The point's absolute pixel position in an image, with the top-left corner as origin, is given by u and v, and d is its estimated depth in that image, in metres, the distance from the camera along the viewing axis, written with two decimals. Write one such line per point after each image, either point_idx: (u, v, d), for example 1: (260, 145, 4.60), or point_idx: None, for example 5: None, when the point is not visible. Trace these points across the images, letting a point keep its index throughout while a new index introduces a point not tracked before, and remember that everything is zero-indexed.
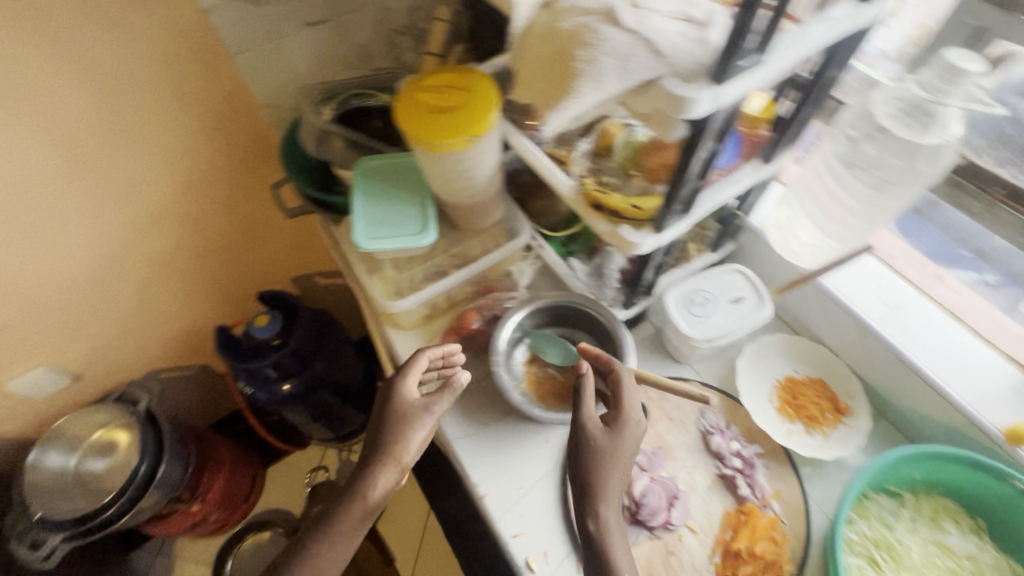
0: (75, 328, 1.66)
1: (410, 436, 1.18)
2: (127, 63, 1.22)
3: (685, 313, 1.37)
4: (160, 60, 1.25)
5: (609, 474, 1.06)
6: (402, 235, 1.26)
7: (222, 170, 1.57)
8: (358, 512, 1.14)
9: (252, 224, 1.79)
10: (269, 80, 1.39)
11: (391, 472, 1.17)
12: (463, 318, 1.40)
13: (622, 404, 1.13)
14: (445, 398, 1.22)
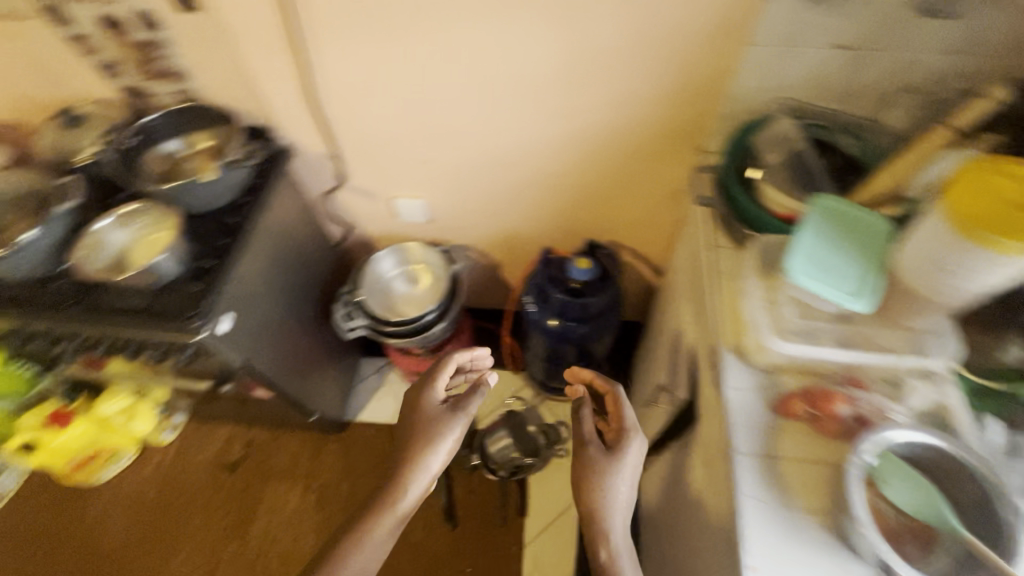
0: (334, 205, 1.64)
1: (428, 462, 1.11)
2: (513, 18, 1.07)
3: None
4: (572, 27, 1.07)
5: (614, 512, 1.02)
6: (835, 289, 0.83)
7: (555, 165, 1.40)
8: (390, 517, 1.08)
9: (577, 218, 1.56)
10: (715, 70, 1.11)
11: (414, 488, 1.11)
12: (825, 396, 0.88)
13: (620, 441, 1.08)
14: (444, 440, 1.13)
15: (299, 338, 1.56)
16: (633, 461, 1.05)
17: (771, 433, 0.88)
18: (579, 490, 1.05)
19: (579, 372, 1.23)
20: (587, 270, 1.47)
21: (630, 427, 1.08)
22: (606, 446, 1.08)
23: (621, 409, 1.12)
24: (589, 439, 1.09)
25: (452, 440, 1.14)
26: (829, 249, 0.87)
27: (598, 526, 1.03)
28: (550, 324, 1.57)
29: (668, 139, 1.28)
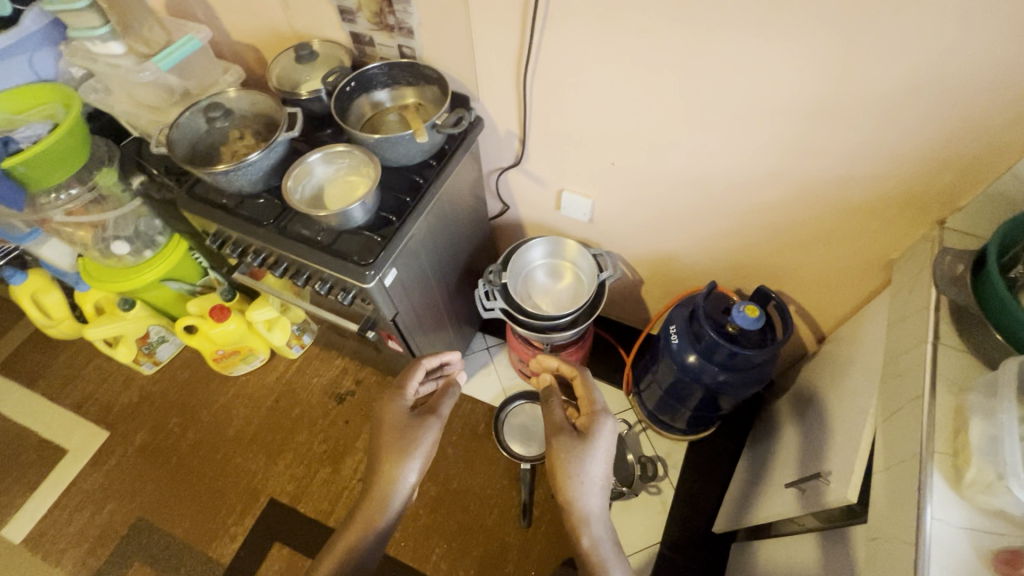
0: (501, 181, 1.65)
1: (413, 440, 1.16)
2: (771, 40, 0.96)
3: None
4: (839, 61, 0.94)
5: (586, 509, 1.06)
6: None
7: (752, 200, 1.27)
8: (383, 494, 1.12)
9: (753, 258, 1.43)
10: (1007, 140, 0.93)
11: (408, 465, 1.14)
12: None
13: (592, 424, 1.16)
14: (426, 426, 1.19)
15: (437, 302, 1.60)
16: (592, 453, 1.11)
17: None
18: (559, 492, 1.08)
19: (546, 361, 1.40)
20: (752, 319, 1.34)
21: (600, 409, 1.18)
22: (578, 434, 1.15)
23: (596, 423, 1.16)
24: (563, 427, 1.16)
25: (436, 424, 1.21)
26: None
27: (576, 513, 1.06)
28: (687, 359, 1.45)
29: (901, 203, 1.11)
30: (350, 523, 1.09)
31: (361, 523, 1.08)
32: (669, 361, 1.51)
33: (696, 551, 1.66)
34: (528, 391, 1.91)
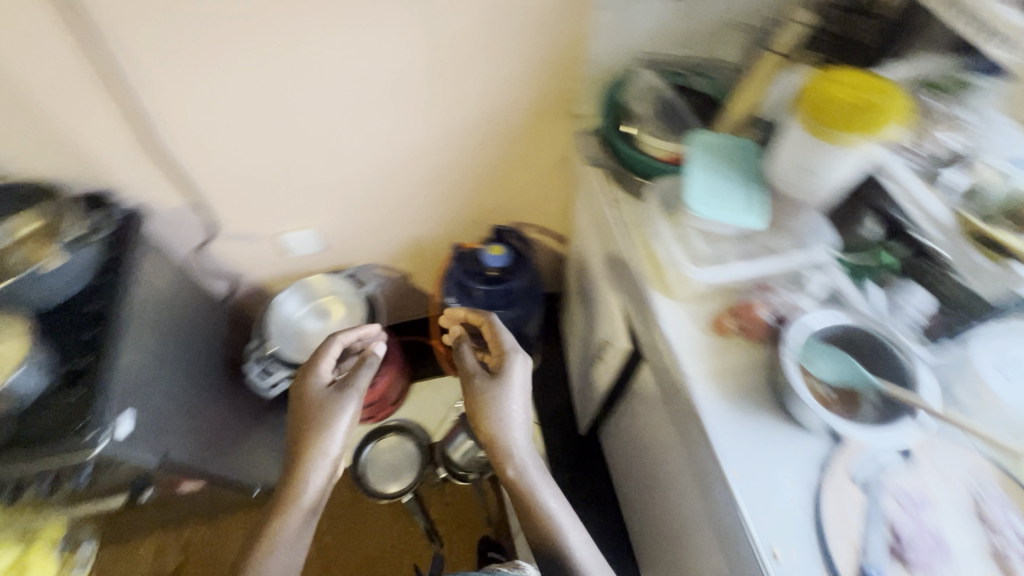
0: (211, 256, 1.48)
1: (325, 446, 1.05)
2: (345, 24, 1.03)
3: (999, 385, 0.82)
4: (413, 24, 1.05)
5: (514, 425, 1.08)
6: (731, 207, 0.92)
7: (438, 163, 1.38)
8: (295, 510, 1.02)
9: (476, 206, 1.56)
10: (569, 39, 1.14)
11: (319, 470, 1.05)
12: (747, 307, 0.96)
13: (504, 362, 1.16)
14: (341, 414, 1.08)
15: (217, 412, 1.41)
16: (510, 386, 1.11)
17: (710, 353, 0.96)
18: (479, 417, 1.09)
19: (453, 313, 1.34)
20: (503, 257, 1.47)
21: (510, 348, 1.18)
22: (489, 374, 1.15)
23: (512, 359, 1.15)
24: (476, 370, 1.15)
25: (349, 421, 1.09)
26: (720, 180, 0.95)
27: (505, 449, 1.06)
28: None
29: (541, 112, 1.31)
30: (269, 539, 1.00)
31: (280, 538, 1.00)
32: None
33: (580, 458, 1.84)
34: (373, 430, 1.82)
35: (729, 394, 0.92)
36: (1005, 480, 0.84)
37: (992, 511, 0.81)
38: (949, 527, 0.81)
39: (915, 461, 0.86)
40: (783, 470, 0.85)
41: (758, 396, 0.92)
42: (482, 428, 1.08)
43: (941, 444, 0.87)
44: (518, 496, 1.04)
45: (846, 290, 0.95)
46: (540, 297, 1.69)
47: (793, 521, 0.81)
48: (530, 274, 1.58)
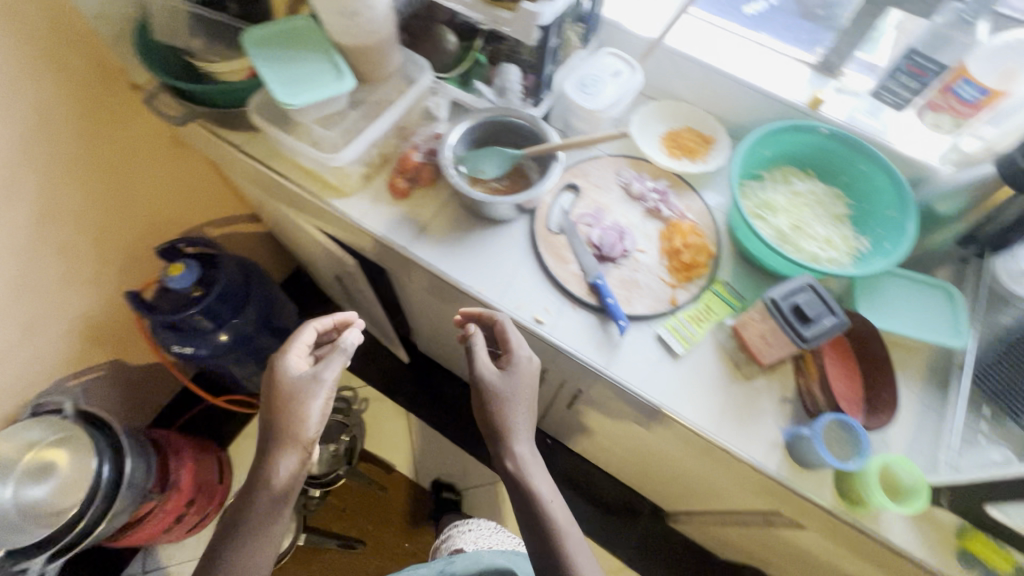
0: None
1: (299, 432, 0.81)
2: None
3: (585, 100, 1.03)
4: None
5: (514, 429, 0.82)
6: (319, 83, 0.89)
7: (26, 234, 1.03)
8: (266, 499, 0.79)
9: (121, 245, 1.27)
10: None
11: (276, 476, 0.80)
12: (405, 160, 1.01)
13: (503, 330, 0.89)
14: (312, 398, 0.83)
15: None
16: (526, 357, 0.87)
17: (409, 217, 1.02)
18: (483, 414, 0.84)
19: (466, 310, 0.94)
20: (188, 272, 1.24)
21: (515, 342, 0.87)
22: (500, 370, 0.86)
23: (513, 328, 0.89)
24: (487, 368, 0.85)
25: (319, 406, 0.84)
26: (291, 62, 0.90)
27: (515, 450, 0.81)
28: (220, 340, 1.40)
29: (98, 107, 1.04)
30: (216, 558, 0.76)
31: (238, 552, 0.76)
32: (219, 357, 1.44)
33: None
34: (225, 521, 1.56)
35: (440, 234, 1.01)
36: (634, 162, 1.11)
37: (639, 186, 1.06)
38: (621, 215, 1.05)
39: (580, 189, 1.07)
40: (506, 260, 1.00)
41: (461, 221, 1.02)
42: (485, 424, 0.85)
43: (589, 167, 1.10)
44: (519, 499, 0.80)
45: (461, 96, 1.07)
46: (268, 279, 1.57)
47: (537, 290, 0.97)
48: (233, 266, 1.40)
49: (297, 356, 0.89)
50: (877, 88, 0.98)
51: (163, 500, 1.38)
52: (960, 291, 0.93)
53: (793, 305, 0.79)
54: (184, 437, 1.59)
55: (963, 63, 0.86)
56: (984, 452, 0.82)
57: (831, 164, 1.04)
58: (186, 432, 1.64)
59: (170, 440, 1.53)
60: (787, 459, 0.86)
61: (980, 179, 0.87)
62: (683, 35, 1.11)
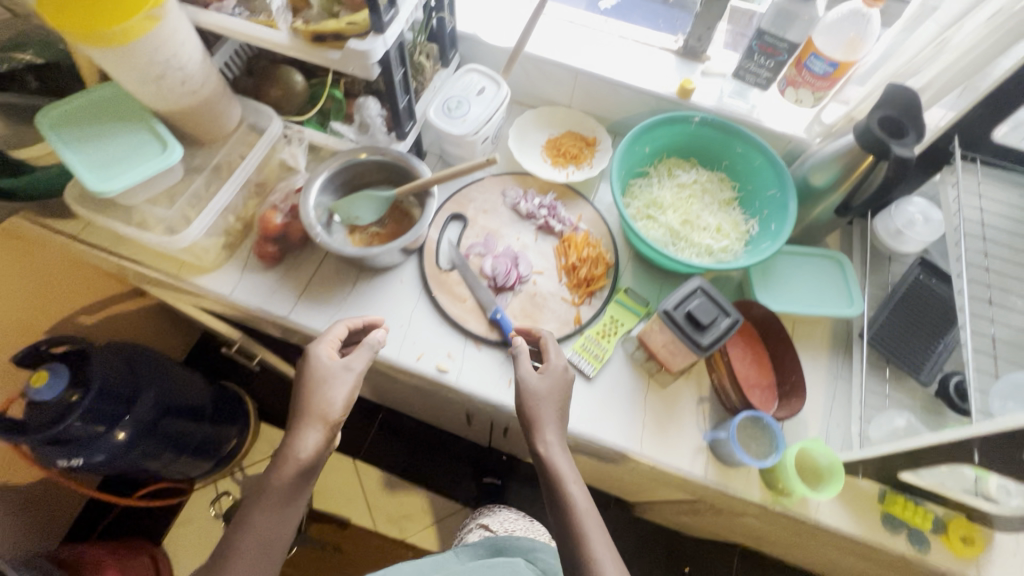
0: None
1: (324, 407, 0.77)
2: None
3: (451, 125, 0.97)
4: None
5: (546, 422, 0.76)
6: (143, 160, 0.78)
7: None
8: (290, 465, 0.75)
9: None
10: None
11: (301, 448, 0.76)
12: (265, 224, 0.91)
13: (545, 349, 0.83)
14: (335, 383, 0.79)
15: None
16: (563, 374, 0.80)
17: (284, 282, 0.93)
18: (520, 405, 0.79)
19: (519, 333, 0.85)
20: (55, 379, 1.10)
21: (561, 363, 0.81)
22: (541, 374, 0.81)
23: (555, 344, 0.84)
24: (528, 371, 0.80)
25: (343, 393, 0.79)
26: (99, 140, 0.78)
27: (552, 456, 0.74)
28: (118, 440, 1.23)
29: None
30: (248, 514, 0.72)
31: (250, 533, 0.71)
32: (123, 457, 1.27)
33: None
34: None
35: (320, 296, 0.93)
36: (518, 179, 1.06)
37: (526, 204, 1.02)
38: (513, 238, 1.00)
39: (466, 218, 1.01)
40: (396, 310, 0.93)
41: (344, 275, 0.94)
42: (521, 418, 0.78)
43: (473, 192, 1.04)
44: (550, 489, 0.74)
45: (320, 139, 0.99)
46: (170, 360, 1.46)
47: (436, 335, 0.91)
48: (113, 356, 1.25)
49: (331, 343, 0.83)
50: (737, 71, 0.96)
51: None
52: (847, 260, 0.95)
53: (686, 313, 0.77)
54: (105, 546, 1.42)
55: (810, 38, 0.86)
56: (889, 417, 0.84)
57: (709, 148, 1.03)
58: (107, 539, 1.47)
59: (86, 552, 1.36)
60: (713, 461, 0.85)
61: (843, 149, 0.87)
62: (542, 39, 1.07)
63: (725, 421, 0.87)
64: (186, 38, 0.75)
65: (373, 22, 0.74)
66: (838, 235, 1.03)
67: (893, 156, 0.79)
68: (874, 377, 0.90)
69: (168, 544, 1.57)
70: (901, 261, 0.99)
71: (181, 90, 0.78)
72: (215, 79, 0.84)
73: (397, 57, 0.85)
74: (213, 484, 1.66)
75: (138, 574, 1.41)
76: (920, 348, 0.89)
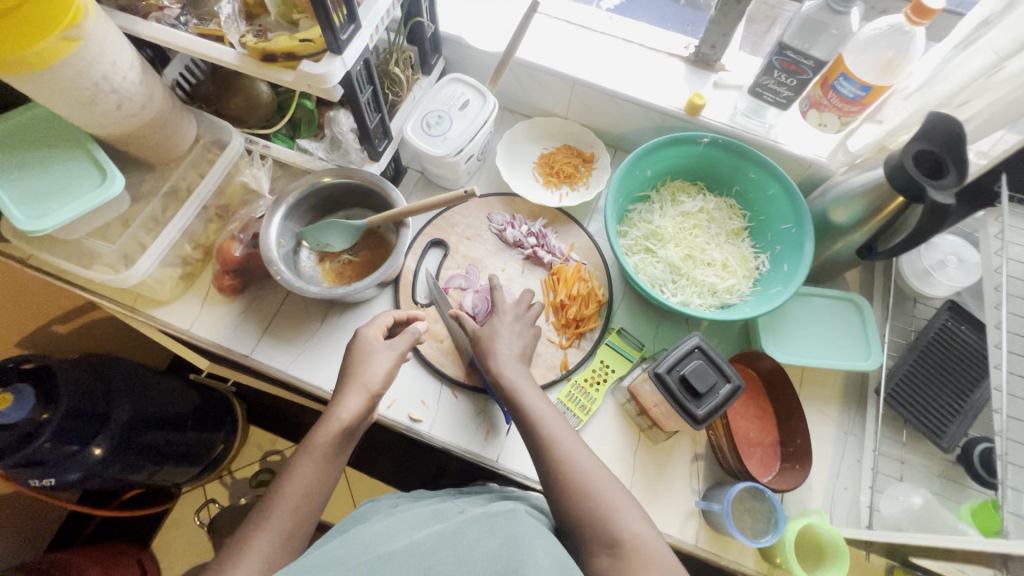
0: None
1: (364, 374, 0.72)
2: None
3: (430, 143, 0.87)
4: None
5: (531, 420, 0.70)
6: (78, 197, 0.69)
7: None
8: (333, 428, 0.68)
9: None
10: None
11: (346, 408, 0.70)
12: (223, 254, 0.83)
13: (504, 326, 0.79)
14: (376, 358, 0.74)
15: None
16: (514, 317, 0.80)
17: (247, 318, 0.86)
18: (518, 401, 0.71)
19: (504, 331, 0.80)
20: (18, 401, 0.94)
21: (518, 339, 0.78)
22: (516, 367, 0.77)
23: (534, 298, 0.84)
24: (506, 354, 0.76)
25: (382, 369, 0.73)
26: (31, 170, 0.70)
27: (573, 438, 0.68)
28: (95, 457, 1.07)
29: None
30: (288, 467, 0.67)
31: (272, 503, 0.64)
32: (100, 473, 1.12)
33: None
34: None
35: (288, 334, 0.86)
36: (506, 201, 0.97)
37: (513, 231, 0.93)
38: (497, 269, 0.92)
39: (448, 245, 0.93)
40: None
41: (311, 312, 0.88)
42: (524, 422, 0.70)
43: (456, 215, 0.95)
44: (563, 487, 0.64)
45: (285, 155, 0.90)
46: (144, 369, 1.28)
47: (410, 379, 0.84)
48: (80, 364, 1.11)
49: (378, 326, 0.78)
50: (753, 87, 0.84)
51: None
52: (867, 304, 0.86)
53: (680, 377, 0.68)
54: (88, 554, 1.30)
55: (840, 56, 0.74)
56: (904, 491, 0.76)
57: (719, 172, 0.92)
58: (91, 546, 1.36)
59: (68, 562, 1.25)
60: (705, 527, 0.78)
61: (871, 186, 0.76)
62: (536, 42, 0.95)
63: (720, 482, 0.80)
64: (119, 58, 0.66)
65: (329, 42, 0.64)
66: (858, 271, 0.93)
67: (929, 201, 0.68)
68: (890, 437, 0.82)
69: (156, 548, 1.47)
70: (928, 305, 0.89)
71: (118, 115, 0.70)
72: (162, 99, 0.75)
73: (368, 74, 0.75)
74: (202, 489, 1.54)
75: None
76: (945, 409, 0.80)
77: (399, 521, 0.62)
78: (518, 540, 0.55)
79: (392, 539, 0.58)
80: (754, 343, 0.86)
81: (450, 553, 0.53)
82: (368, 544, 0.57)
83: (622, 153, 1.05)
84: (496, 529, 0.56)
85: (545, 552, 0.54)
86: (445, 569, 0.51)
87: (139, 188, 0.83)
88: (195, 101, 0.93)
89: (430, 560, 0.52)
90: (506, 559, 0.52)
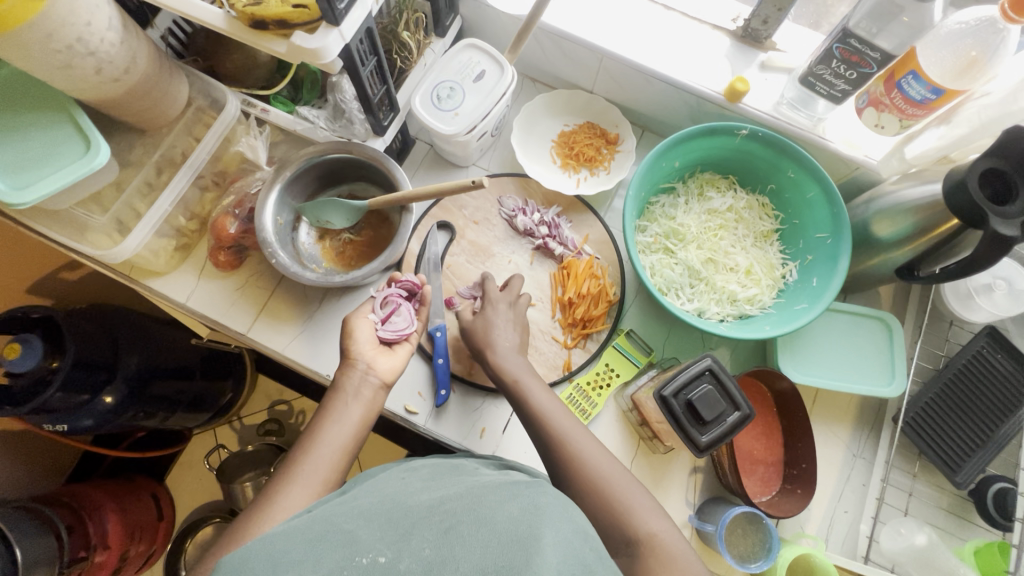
0: None
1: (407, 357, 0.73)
2: None
3: (438, 119, 0.80)
4: None
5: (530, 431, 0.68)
6: (60, 168, 0.64)
7: None
8: (366, 390, 0.69)
9: None
10: None
11: (374, 365, 0.70)
12: (219, 230, 0.80)
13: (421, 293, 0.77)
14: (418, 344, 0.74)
15: None
16: (506, 306, 0.79)
17: (243, 295, 0.84)
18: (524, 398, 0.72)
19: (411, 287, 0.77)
20: (26, 355, 0.86)
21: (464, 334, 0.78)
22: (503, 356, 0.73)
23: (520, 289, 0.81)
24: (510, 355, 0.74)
25: (372, 333, 0.72)
26: (13, 135, 0.65)
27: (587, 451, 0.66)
28: (106, 405, 0.98)
29: None
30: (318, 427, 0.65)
31: None
32: (112, 421, 1.02)
33: None
34: (176, 542, 1.29)
35: (289, 313, 0.84)
36: (519, 183, 0.90)
37: (524, 218, 0.87)
38: (505, 258, 0.87)
39: (454, 229, 0.87)
40: None
41: (309, 293, 0.85)
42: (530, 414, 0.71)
43: (465, 196, 0.89)
44: (563, 479, 0.63)
45: (285, 122, 0.83)
46: (148, 317, 1.17)
47: (409, 370, 0.81)
48: (83, 313, 1.00)
49: (365, 310, 0.74)
50: (805, 75, 0.74)
51: (80, 567, 1.12)
52: (898, 325, 0.80)
53: (687, 402, 0.65)
54: (106, 486, 1.30)
55: (914, 49, 0.64)
56: (908, 527, 0.73)
57: (756, 168, 0.84)
58: (106, 480, 1.33)
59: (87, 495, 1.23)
60: (697, 540, 0.77)
61: (926, 200, 0.67)
62: (567, 5, 0.85)
63: (717, 496, 0.78)
64: (94, 16, 0.59)
65: (325, 11, 0.56)
66: (894, 286, 0.87)
67: (987, 230, 0.60)
68: (902, 466, 0.79)
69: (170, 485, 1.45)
70: (965, 329, 0.83)
71: (99, 79, 0.64)
72: (147, 60, 0.68)
73: (374, 40, 0.67)
74: (213, 433, 1.48)
75: (143, 514, 1.30)
76: (966, 442, 0.76)
77: (414, 474, 0.58)
78: (533, 499, 0.49)
79: (419, 489, 0.54)
80: (770, 359, 0.81)
81: (470, 513, 0.46)
82: (390, 494, 0.53)
83: (649, 134, 0.96)
84: (523, 500, 0.50)
85: (572, 523, 0.48)
86: (465, 528, 0.45)
87: (129, 154, 0.78)
88: (190, 53, 0.85)
89: (451, 518, 0.46)
90: (522, 518, 0.46)
